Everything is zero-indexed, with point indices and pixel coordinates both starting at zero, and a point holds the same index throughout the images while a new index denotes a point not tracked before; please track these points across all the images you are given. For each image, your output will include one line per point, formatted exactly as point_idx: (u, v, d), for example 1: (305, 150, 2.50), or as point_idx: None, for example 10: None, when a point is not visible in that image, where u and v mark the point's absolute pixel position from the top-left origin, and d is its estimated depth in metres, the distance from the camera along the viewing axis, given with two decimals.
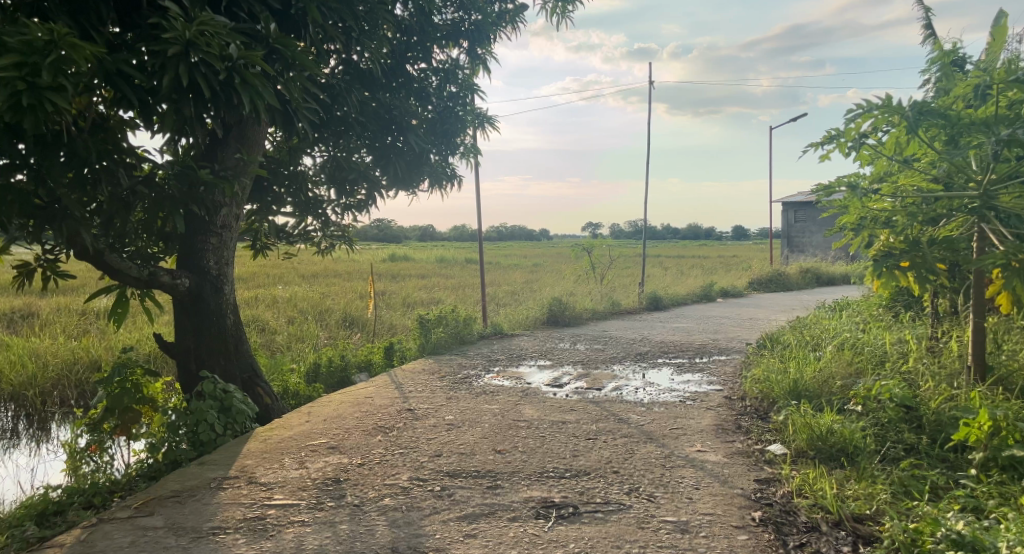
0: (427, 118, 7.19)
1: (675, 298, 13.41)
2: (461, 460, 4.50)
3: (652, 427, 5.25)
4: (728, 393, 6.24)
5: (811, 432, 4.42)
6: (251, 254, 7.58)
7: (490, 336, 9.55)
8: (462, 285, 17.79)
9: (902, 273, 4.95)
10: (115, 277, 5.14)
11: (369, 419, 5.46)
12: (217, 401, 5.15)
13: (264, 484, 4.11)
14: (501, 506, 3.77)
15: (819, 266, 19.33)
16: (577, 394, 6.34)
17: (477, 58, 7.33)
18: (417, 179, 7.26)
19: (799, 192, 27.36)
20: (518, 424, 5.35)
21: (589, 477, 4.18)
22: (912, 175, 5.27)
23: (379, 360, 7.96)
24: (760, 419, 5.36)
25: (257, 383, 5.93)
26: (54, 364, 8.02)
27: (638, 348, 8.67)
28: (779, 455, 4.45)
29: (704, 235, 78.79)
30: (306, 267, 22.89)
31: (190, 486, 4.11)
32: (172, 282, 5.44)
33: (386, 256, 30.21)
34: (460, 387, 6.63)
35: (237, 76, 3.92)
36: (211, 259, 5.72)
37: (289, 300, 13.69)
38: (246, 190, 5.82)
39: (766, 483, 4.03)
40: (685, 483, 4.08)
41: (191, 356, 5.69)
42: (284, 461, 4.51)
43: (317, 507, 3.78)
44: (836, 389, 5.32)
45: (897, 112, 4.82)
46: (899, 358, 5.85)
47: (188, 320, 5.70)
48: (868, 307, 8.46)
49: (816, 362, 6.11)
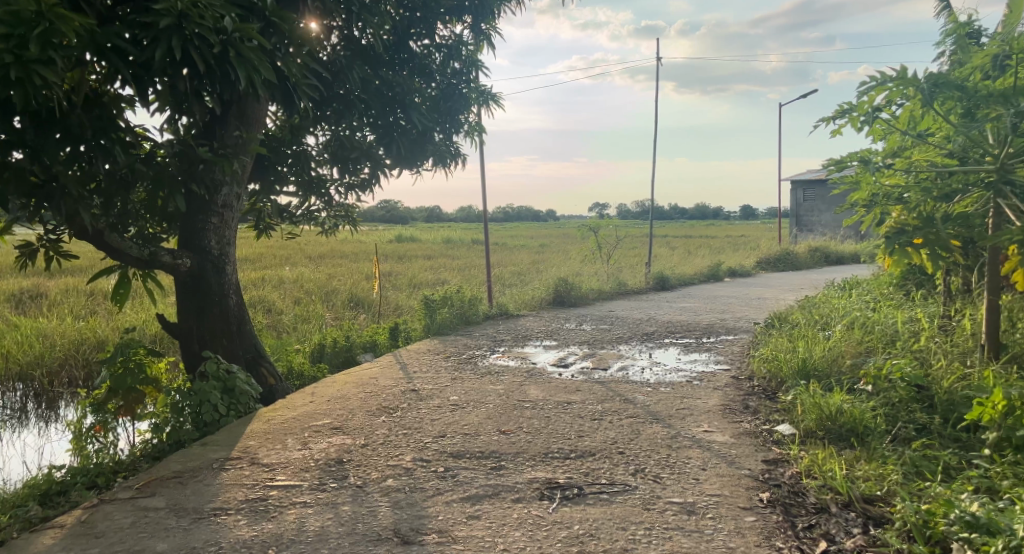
0: (431, 96, 7.10)
1: (682, 278, 13.31)
2: (466, 441, 4.46)
3: (658, 407, 5.19)
4: (735, 373, 6.17)
5: (820, 412, 4.36)
6: (255, 234, 7.52)
7: (496, 316, 9.50)
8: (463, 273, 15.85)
9: (917, 250, 4.78)
10: (115, 257, 5.09)
11: (373, 400, 5.42)
12: (220, 382, 5.13)
13: (267, 465, 4.07)
14: (505, 487, 3.72)
15: (828, 245, 19.14)
16: (583, 374, 6.29)
17: (482, 34, 7.21)
18: (421, 158, 7.16)
19: (808, 171, 26.93)
20: (522, 405, 5.30)
21: (595, 458, 4.14)
22: (926, 150, 5.22)
23: (384, 340, 7.92)
24: (768, 399, 5.29)
25: (261, 363, 5.89)
26: (61, 345, 8.01)
27: (644, 328, 8.60)
28: (787, 436, 4.39)
29: (711, 215, 78.41)
30: (312, 248, 22.86)
31: (192, 467, 4.07)
32: (174, 263, 5.38)
33: (393, 236, 30.14)
34: (465, 367, 6.59)
35: (232, 50, 3.86)
36: (212, 239, 5.65)
37: (295, 280, 13.67)
38: (246, 169, 5.74)
39: (774, 464, 3.97)
40: (691, 464, 4.03)
41: (193, 337, 5.64)
42: (287, 441, 4.48)
43: (320, 489, 3.74)
44: (846, 368, 5.24)
45: (911, 84, 4.74)
46: (911, 337, 5.75)
47: (191, 301, 5.66)
48: (879, 286, 8.35)
49: (825, 341, 6.04)
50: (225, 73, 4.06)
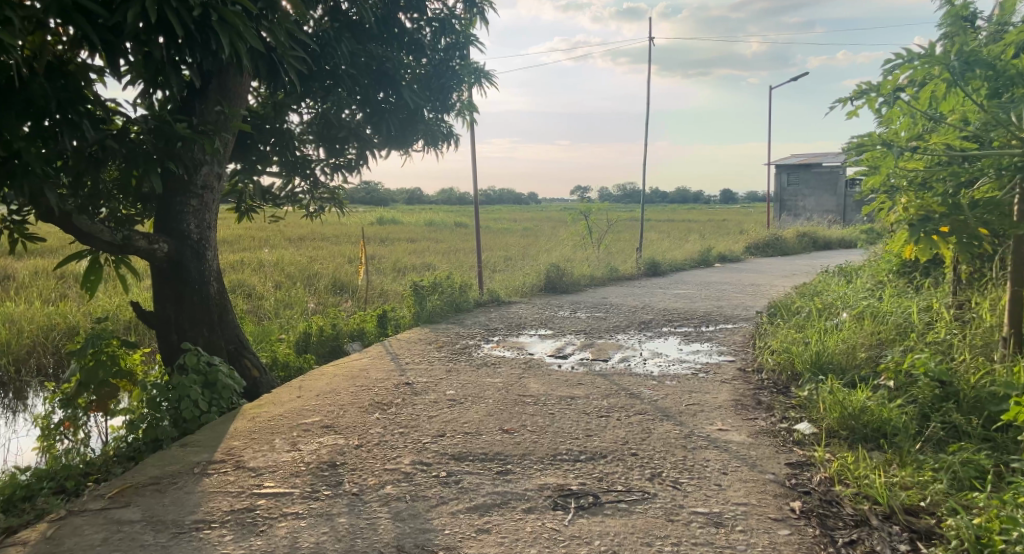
0: (421, 73, 6.72)
1: (674, 264, 13.07)
2: (467, 441, 4.17)
3: (666, 403, 4.93)
4: (742, 365, 5.93)
5: (842, 411, 4.12)
6: (236, 217, 7.15)
7: (487, 303, 9.20)
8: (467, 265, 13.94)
9: (942, 240, 4.60)
10: (86, 242, 4.71)
11: (365, 395, 5.11)
12: (201, 375, 4.81)
13: (253, 470, 3.74)
14: (514, 495, 3.45)
15: (816, 230, 18.99)
16: (583, 367, 6.00)
17: (474, 7, 6.82)
18: (411, 138, 6.84)
19: (793, 156, 26.85)
20: (524, 400, 5.01)
21: (607, 461, 3.87)
22: (946, 133, 4.98)
23: (372, 328, 7.60)
24: (781, 395, 5.05)
25: (244, 354, 5.55)
26: (28, 331, 7.59)
27: (641, 317, 8.34)
28: (808, 436, 4.15)
29: (692, 199, 78.42)
30: (293, 231, 22.31)
31: (171, 471, 3.71)
32: (149, 248, 5.01)
33: (374, 219, 29.65)
34: (459, 358, 6.30)
35: (214, 13, 3.48)
36: (191, 222, 5.28)
37: (275, 264, 13.22)
38: (228, 147, 5.36)
39: (799, 468, 3.73)
40: (711, 468, 3.77)
41: (171, 327, 5.28)
42: (275, 442, 4.15)
43: (313, 497, 3.44)
44: (861, 362, 5.00)
45: (939, 63, 4.56)
46: (926, 328, 5.52)
47: (168, 288, 5.28)
48: (879, 272, 8.15)
49: (836, 332, 5.80)
50: (206, 38, 3.69)
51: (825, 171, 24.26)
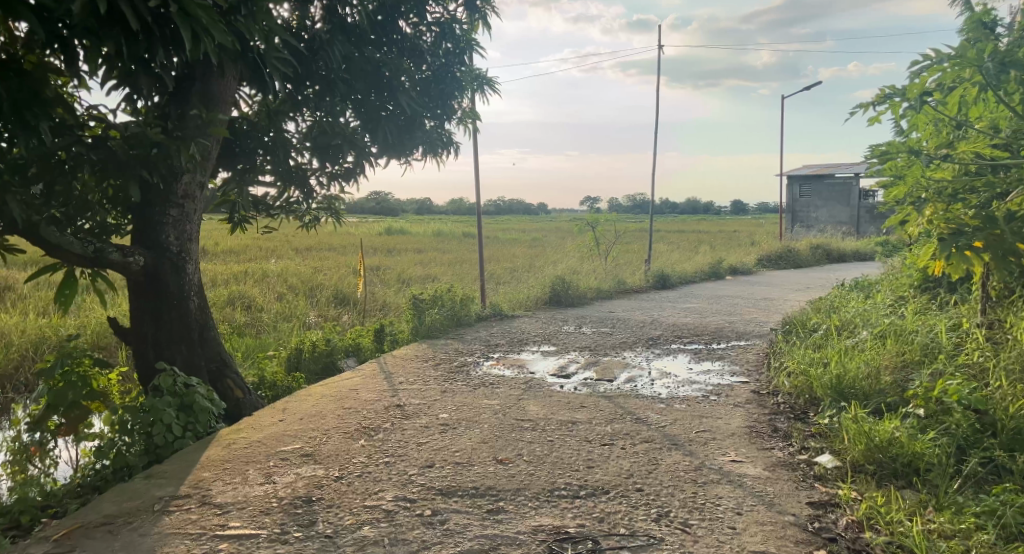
0: (420, 79, 6.41)
1: (684, 277, 12.69)
2: (457, 473, 3.82)
3: (675, 430, 4.57)
4: (756, 387, 5.56)
5: (868, 442, 3.75)
6: (229, 228, 6.80)
7: (489, 318, 8.85)
8: (473, 275, 13.80)
9: (976, 255, 4.17)
10: (55, 255, 4.38)
11: (353, 419, 4.77)
12: (176, 398, 4.48)
13: (220, 506, 3.42)
14: (506, 540, 3.13)
15: (829, 241, 18.55)
16: (587, 388, 5.64)
17: (477, 10, 6.50)
18: (410, 147, 6.48)
19: (806, 167, 26.44)
20: (521, 425, 4.66)
21: (609, 498, 3.52)
22: (977, 140, 4.62)
23: (368, 344, 7.27)
24: (799, 422, 4.68)
25: (227, 374, 5.23)
26: (14, 345, 7.30)
27: (649, 332, 7.97)
28: (831, 470, 3.78)
29: (702, 209, 77.96)
30: (300, 241, 22.10)
31: (128, 509, 3.40)
32: (124, 261, 4.70)
33: (382, 229, 29.45)
34: (456, 377, 5.96)
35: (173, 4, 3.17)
36: (170, 233, 4.98)
37: (278, 275, 12.93)
38: (211, 154, 5.07)
39: (821, 508, 3.38)
40: (723, 506, 3.42)
41: (148, 345, 4.98)
42: (248, 473, 3.82)
43: (280, 541, 3.12)
44: (887, 386, 4.62)
45: (971, 64, 4.25)
46: (956, 348, 5.14)
47: (146, 304, 4.98)
48: (899, 287, 7.74)
49: (857, 351, 5.43)
50: (166, 29, 3.42)
51: (838, 182, 23.82)
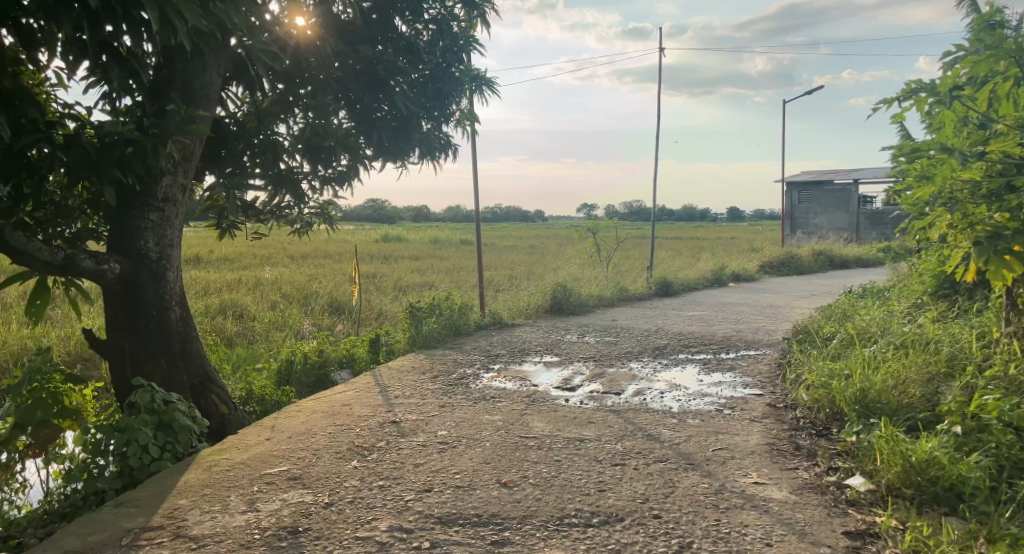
0: (417, 80, 6.03)
1: (686, 284, 12.39)
2: (457, 498, 3.50)
3: (690, 447, 4.26)
4: (772, 400, 5.25)
5: (905, 464, 3.45)
6: (217, 235, 6.48)
7: (489, 326, 8.54)
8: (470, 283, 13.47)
9: (1016, 259, 3.93)
10: (22, 263, 4.03)
11: (345, 437, 4.45)
12: (155, 415, 4.14)
13: (195, 539, 3.11)
14: None
15: (832, 248, 18.27)
16: (594, 401, 5.32)
17: (475, 7, 6.18)
18: (407, 150, 6.07)
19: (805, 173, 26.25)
20: (525, 443, 4.34)
21: (624, 526, 3.21)
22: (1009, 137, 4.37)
23: (364, 355, 6.94)
24: (823, 438, 4.38)
25: (211, 389, 4.91)
26: None
27: (655, 341, 7.67)
28: (864, 494, 3.48)
29: (698, 216, 77.86)
30: (295, 248, 21.80)
31: (94, 544, 3.08)
32: (97, 268, 4.38)
33: (379, 235, 29.17)
34: (455, 391, 5.63)
35: None
36: (149, 239, 4.66)
37: (272, 283, 12.60)
38: (193, 155, 4.76)
39: (859, 539, 3.10)
40: (750, 535, 3.12)
41: (126, 358, 4.67)
42: (229, 500, 3.50)
43: None
44: (917, 401, 4.32)
45: (1008, 56, 4.00)
46: (987, 358, 4.85)
47: (123, 315, 4.67)
48: (915, 292, 7.44)
49: (880, 362, 5.12)
50: (131, 10, 3.13)
51: (837, 189, 23.62)
